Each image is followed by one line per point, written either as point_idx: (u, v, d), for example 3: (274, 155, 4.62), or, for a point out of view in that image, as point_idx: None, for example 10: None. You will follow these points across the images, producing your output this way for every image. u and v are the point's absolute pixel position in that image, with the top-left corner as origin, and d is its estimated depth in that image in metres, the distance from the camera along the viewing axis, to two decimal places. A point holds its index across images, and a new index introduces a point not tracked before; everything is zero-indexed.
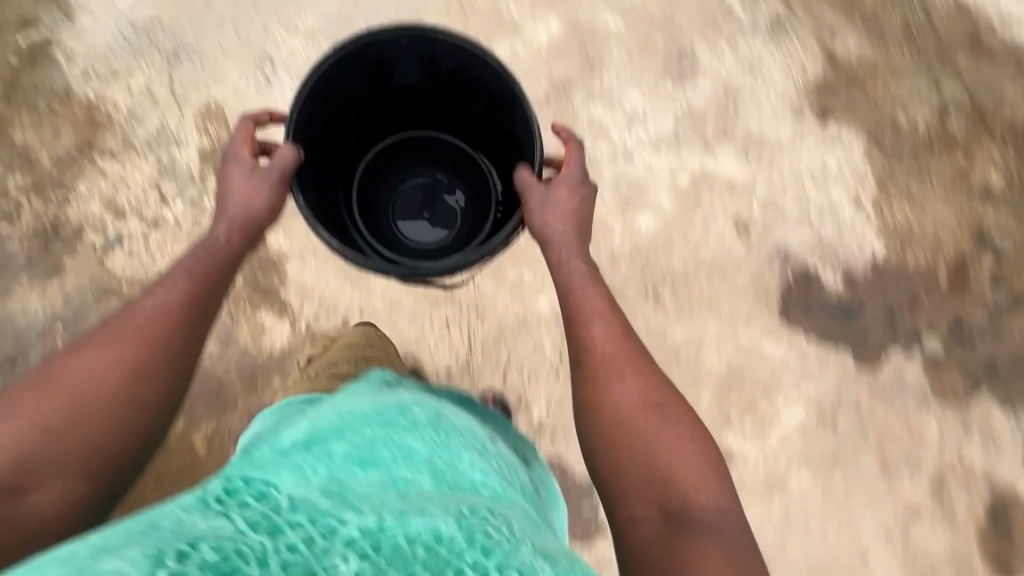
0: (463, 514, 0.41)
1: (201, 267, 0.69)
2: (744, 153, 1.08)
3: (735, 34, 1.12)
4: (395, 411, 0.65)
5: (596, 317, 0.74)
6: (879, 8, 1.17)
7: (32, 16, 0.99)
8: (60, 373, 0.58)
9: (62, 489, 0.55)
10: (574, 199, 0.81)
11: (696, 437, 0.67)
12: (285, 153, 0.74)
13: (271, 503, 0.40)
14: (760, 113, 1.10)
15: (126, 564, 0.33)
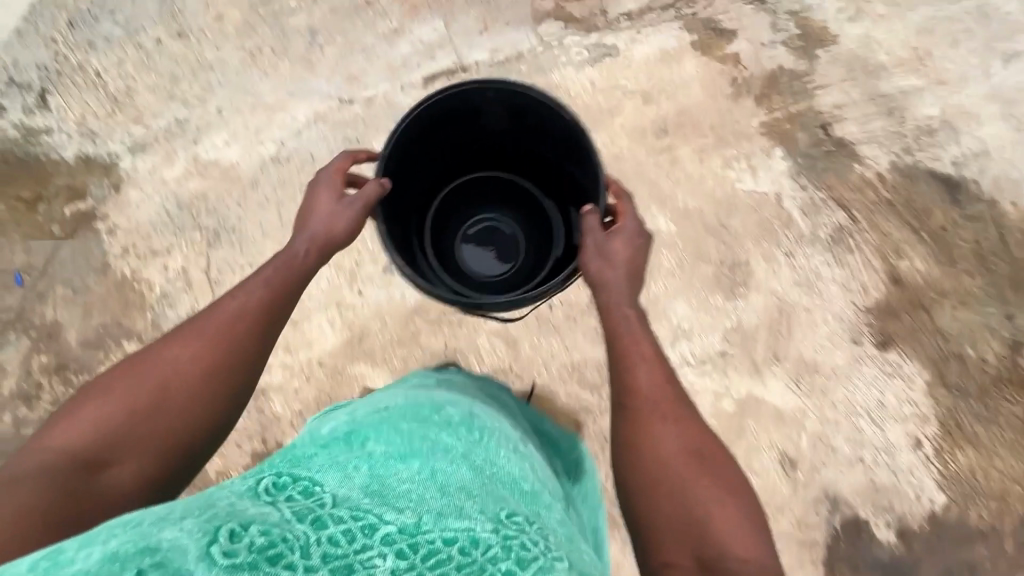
0: (500, 523, 0.47)
1: (281, 277, 0.68)
2: (795, 381, 1.01)
3: (792, 246, 1.07)
4: (430, 409, 0.66)
5: (642, 361, 0.70)
6: (948, 225, 1.10)
7: (82, 187, 0.99)
8: (144, 364, 0.59)
9: (133, 469, 0.55)
10: (628, 248, 0.77)
11: (734, 491, 0.63)
12: (369, 189, 0.75)
13: (315, 500, 0.44)
14: (814, 336, 1.03)
15: (187, 539, 0.37)
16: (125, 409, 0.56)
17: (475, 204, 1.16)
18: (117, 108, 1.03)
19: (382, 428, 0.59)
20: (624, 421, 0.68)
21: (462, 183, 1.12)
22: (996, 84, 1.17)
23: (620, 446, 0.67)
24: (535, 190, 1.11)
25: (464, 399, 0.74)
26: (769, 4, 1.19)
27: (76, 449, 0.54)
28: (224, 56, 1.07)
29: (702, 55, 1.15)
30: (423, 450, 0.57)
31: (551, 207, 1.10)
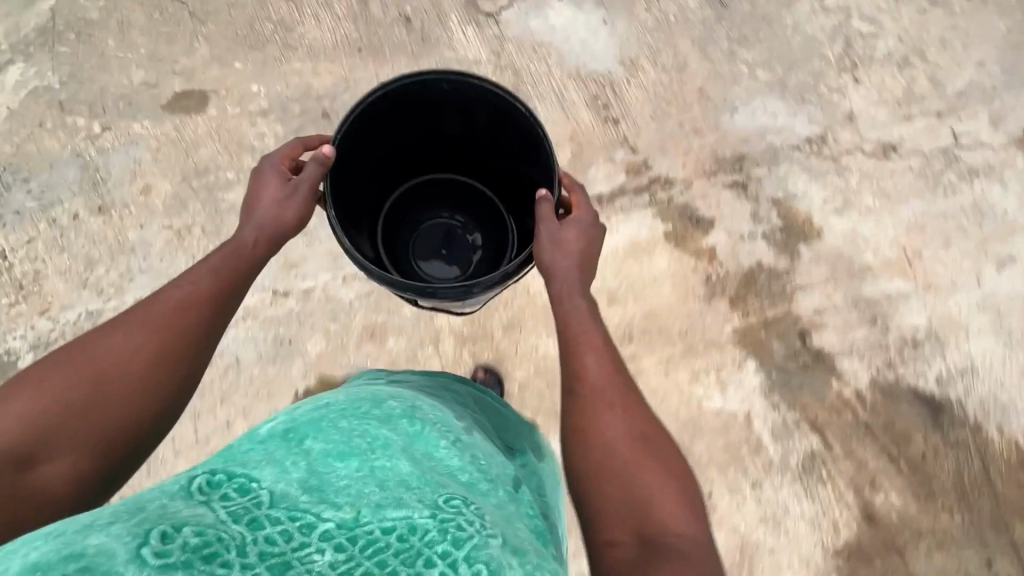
0: (436, 507, 0.41)
1: (231, 264, 0.65)
2: None
3: (760, 475, 0.99)
4: (370, 403, 0.58)
5: (587, 348, 0.70)
6: (929, 453, 1.02)
7: None
8: (78, 357, 0.54)
9: (70, 465, 0.51)
10: (583, 237, 0.79)
11: (674, 470, 0.62)
12: (312, 168, 0.72)
13: (251, 498, 0.38)
14: None
15: (116, 543, 0.32)
16: (59, 402, 0.52)
17: (430, 205, 1.15)
18: (22, 296, 0.93)
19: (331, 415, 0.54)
20: (575, 406, 0.66)
21: (419, 183, 1.12)
22: (987, 290, 1.09)
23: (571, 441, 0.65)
24: (488, 193, 1.11)
25: (412, 394, 0.65)
26: (750, 189, 1.10)
27: (3, 446, 0.49)
28: (148, 235, 0.97)
29: (675, 246, 1.07)
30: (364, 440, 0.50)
31: (503, 210, 1.10)
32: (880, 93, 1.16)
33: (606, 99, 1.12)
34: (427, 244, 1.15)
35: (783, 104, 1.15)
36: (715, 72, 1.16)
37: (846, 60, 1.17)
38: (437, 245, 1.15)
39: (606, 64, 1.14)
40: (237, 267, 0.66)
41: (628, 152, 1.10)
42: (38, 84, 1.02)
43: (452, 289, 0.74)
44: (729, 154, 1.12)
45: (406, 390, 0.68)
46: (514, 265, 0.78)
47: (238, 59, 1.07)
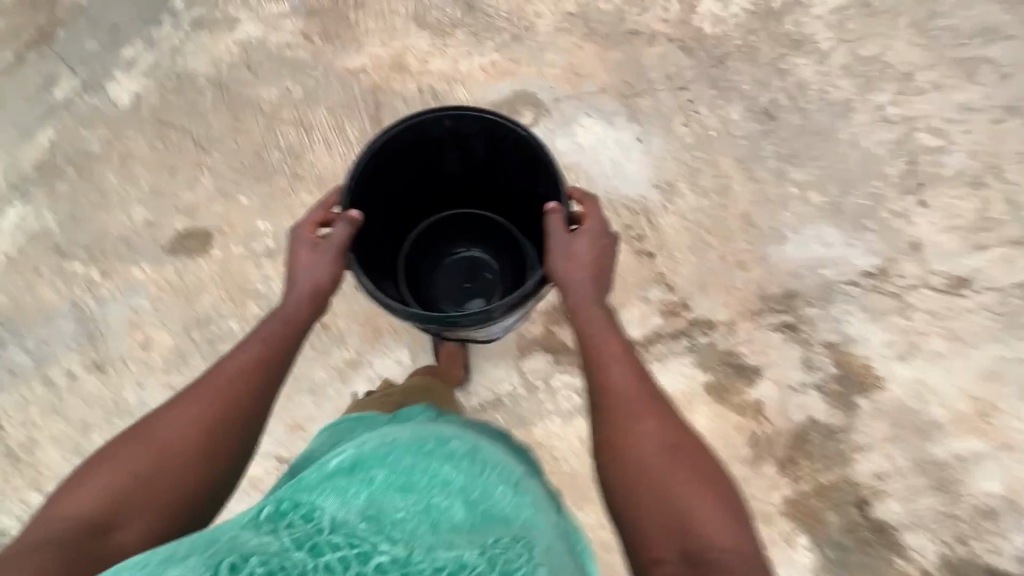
0: (484, 547, 0.50)
1: (275, 335, 0.69)
2: None
3: None
4: (436, 440, 0.64)
5: (614, 359, 0.69)
6: None
7: None
8: (143, 431, 0.58)
9: (142, 530, 0.54)
10: (594, 247, 0.77)
11: (706, 473, 0.60)
12: (342, 229, 0.76)
13: (313, 527, 0.49)
14: None
15: (194, 571, 0.43)
16: (129, 475, 0.56)
17: (447, 242, 1.14)
18: (17, 468, 0.89)
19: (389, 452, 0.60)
20: (604, 425, 0.65)
21: (433, 222, 1.11)
22: None
23: (608, 465, 0.63)
24: (500, 220, 1.10)
25: (469, 432, 0.70)
26: (801, 332, 0.99)
27: (83, 518, 0.52)
28: (147, 396, 0.91)
29: (715, 399, 0.97)
30: (426, 473, 0.59)
31: (519, 235, 1.08)
32: (949, 218, 1.04)
33: (639, 230, 1.02)
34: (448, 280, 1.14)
35: (839, 233, 1.03)
36: (762, 196, 1.05)
37: (910, 179, 1.05)
38: (461, 281, 1.15)
39: (640, 187, 1.04)
40: (284, 341, 0.70)
41: (665, 290, 1.00)
42: (36, 227, 0.97)
43: (471, 317, 0.77)
44: (777, 292, 1.01)
45: (468, 424, 0.75)
46: (533, 284, 0.80)
47: (243, 192, 1.00)
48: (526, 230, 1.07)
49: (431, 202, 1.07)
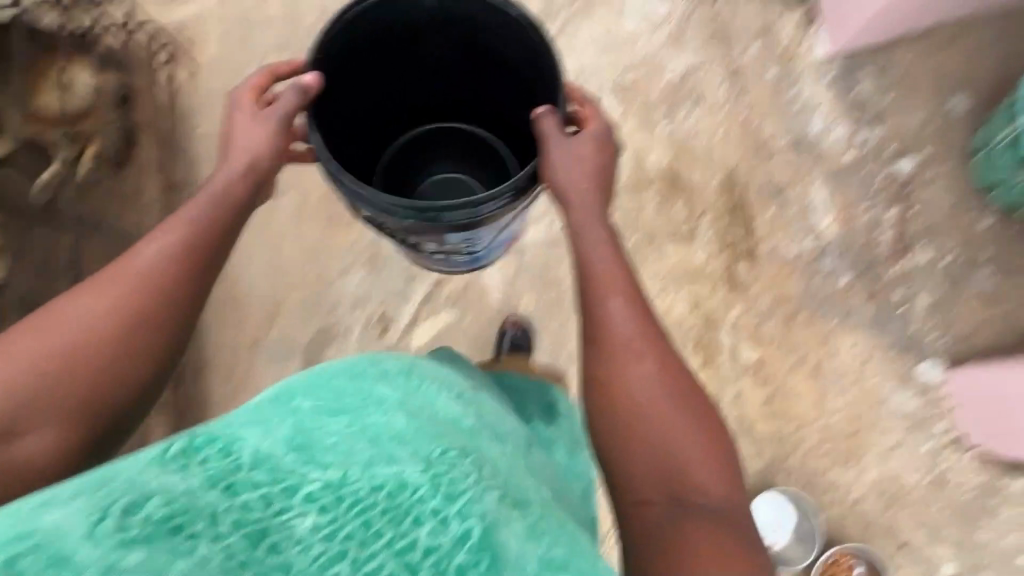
0: (431, 462, 0.44)
1: (205, 222, 0.60)
2: None
3: None
4: (365, 362, 0.59)
5: (614, 292, 0.62)
6: None
7: None
8: (56, 319, 0.53)
9: (58, 432, 0.51)
10: (596, 157, 0.66)
11: (715, 425, 0.58)
12: (290, 96, 0.64)
13: (231, 462, 0.40)
14: None
15: (71, 520, 0.34)
16: (30, 367, 0.51)
17: (428, 161, 0.92)
18: None
19: (321, 386, 0.53)
20: (597, 360, 0.61)
21: (408, 140, 0.90)
22: None
23: (597, 401, 0.60)
24: (488, 138, 0.88)
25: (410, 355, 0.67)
26: None
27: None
28: None
29: None
30: (354, 400, 0.51)
31: (508, 160, 0.87)
32: None
33: None
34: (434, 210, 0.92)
35: None
36: None
37: None
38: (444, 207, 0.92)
39: None
40: (207, 245, 0.59)
41: None
42: None
43: (456, 217, 0.62)
44: None
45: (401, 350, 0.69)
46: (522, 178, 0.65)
47: None
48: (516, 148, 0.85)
49: (412, 120, 0.88)
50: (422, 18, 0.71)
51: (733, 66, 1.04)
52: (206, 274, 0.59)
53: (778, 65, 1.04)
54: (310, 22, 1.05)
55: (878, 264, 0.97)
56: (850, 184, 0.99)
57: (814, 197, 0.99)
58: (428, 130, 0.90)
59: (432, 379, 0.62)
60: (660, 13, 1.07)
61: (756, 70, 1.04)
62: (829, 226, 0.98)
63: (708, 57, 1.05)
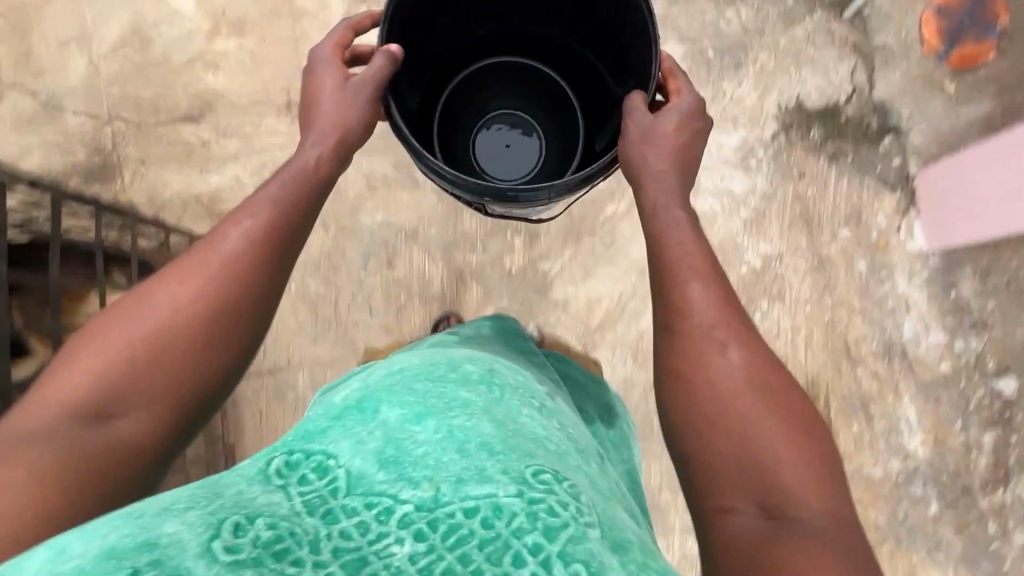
0: (528, 484, 0.39)
1: (290, 196, 0.58)
2: None
3: None
4: (446, 366, 0.59)
5: (694, 275, 0.57)
6: None
7: None
8: (139, 307, 0.51)
9: (146, 418, 0.49)
10: (683, 128, 0.66)
11: (802, 425, 0.50)
12: (380, 63, 0.65)
13: (328, 484, 0.40)
14: None
15: (186, 531, 0.34)
16: (118, 360, 0.49)
17: (484, 101, 1.00)
18: None
19: (404, 388, 0.54)
20: (673, 346, 0.55)
21: (467, 78, 0.96)
22: None
23: (675, 394, 0.54)
24: (549, 72, 0.96)
25: (486, 355, 0.66)
26: None
27: (78, 405, 0.47)
28: None
29: None
30: (442, 404, 0.50)
31: (574, 103, 0.96)
32: None
33: None
34: (496, 145, 1.01)
35: None
36: None
37: None
38: (502, 146, 1.01)
39: None
40: (288, 228, 0.58)
41: None
42: None
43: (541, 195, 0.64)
44: None
45: (478, 351, 0.69)
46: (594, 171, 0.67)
47: None
48: (583, 96, 0.94)
49: (474, 57, 0.93)
50: None
51: (818, 256, 0.95)
52: (285, 260, 0.57)
53: (867, 256, 0.95)
54: (355, 194, 0.97)
55: (970, 492, 0.89)
56: (941, 398, 0.91)
57: (902, 413, 0.92)
58: (485, 61, 0.95)
59: (514, 389, 0.58)
60: (737, 191, 0.97)
61: (842, 261, 0.95)
62: (918, 445, 0.91)
63: (791, 245, 0.96)
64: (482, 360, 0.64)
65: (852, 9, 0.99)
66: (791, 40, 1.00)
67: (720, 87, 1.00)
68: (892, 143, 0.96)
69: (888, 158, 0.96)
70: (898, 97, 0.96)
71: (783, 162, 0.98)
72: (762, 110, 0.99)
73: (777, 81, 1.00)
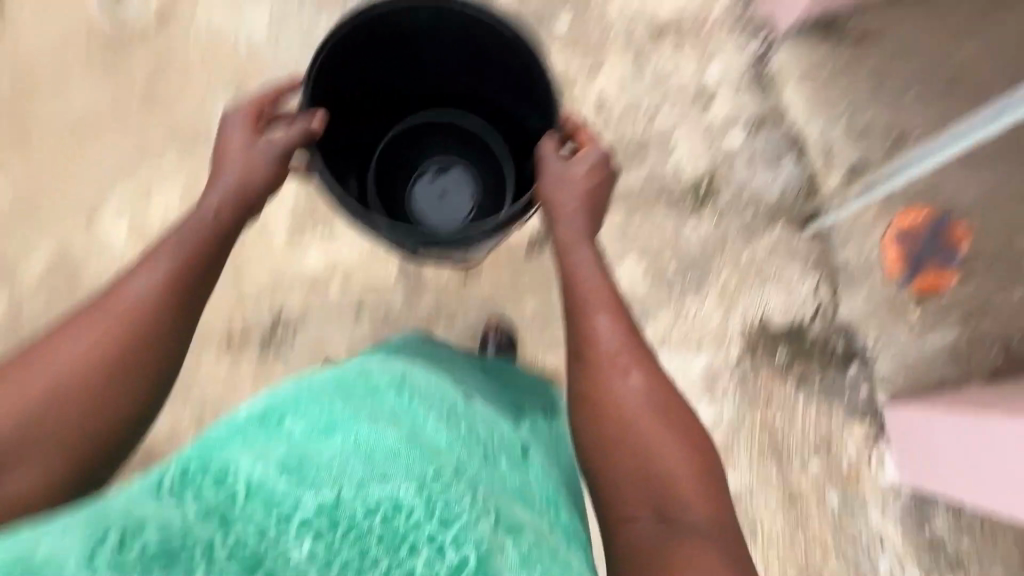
0: (424, 483, 0.45)
1: (194, 248, 0.61)
2: None
3: None
4: (356, 378, 0.57)
5: (600, 309, 0.62)
6: None
7: None
8: (41, 359, 0.53)
9: (56, 457, 0.52)
10: (589, 179, 0.68)
11: (691, 435, 0.58)
12: (299, 126, 0.66)
13: (225, 493, 0.41)
14: None
15: (75, 544, 0.35)
16: (17, 408, 0.51)
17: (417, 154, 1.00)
18: None
19: (311, 399, 0.52)
20: (584, 375, 0.60)
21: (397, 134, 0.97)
22: None
23: (585, 418, 0.60)
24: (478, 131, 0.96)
25: (400, 362, 0.64)
26: None
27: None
28: None
29: None
30: (349, 412, 0.50)
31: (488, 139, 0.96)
32: None
33: None
34: (431, 201, 1.00)
35: None
36: None
37: None
38: (437, 194, 1.00)
39: None
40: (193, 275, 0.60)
41: None
42: None
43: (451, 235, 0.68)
44: None
45: (401, 359, 0.67)
46: (512, 212, 0.69)
47: None
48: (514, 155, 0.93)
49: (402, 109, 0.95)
50: (417, 25, 0.78)
51: (788, 491, 0.92)
52: (193, 307, 0.60)
53: (839, 490, 0.92)
54: None
55: None
56: None
57: None
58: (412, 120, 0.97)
59: (428, 392, 0.59)
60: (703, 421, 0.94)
61: (814, 496, 0.92)
62: None
63: (760, 479, 0.93)
64: (394, 365, 0.63)
65: (814, 223, 0.96)
66: (752, 256, 0.98)
67: (681, 307, 0.97)
68: (858, 371, 0.93)
69: (856, 387, 0.93)
70: (863, 322, 0.94)
71: (749, 388, 0.95)
72: (726, 332, 0.96)
73: (740, 300, 0.97)
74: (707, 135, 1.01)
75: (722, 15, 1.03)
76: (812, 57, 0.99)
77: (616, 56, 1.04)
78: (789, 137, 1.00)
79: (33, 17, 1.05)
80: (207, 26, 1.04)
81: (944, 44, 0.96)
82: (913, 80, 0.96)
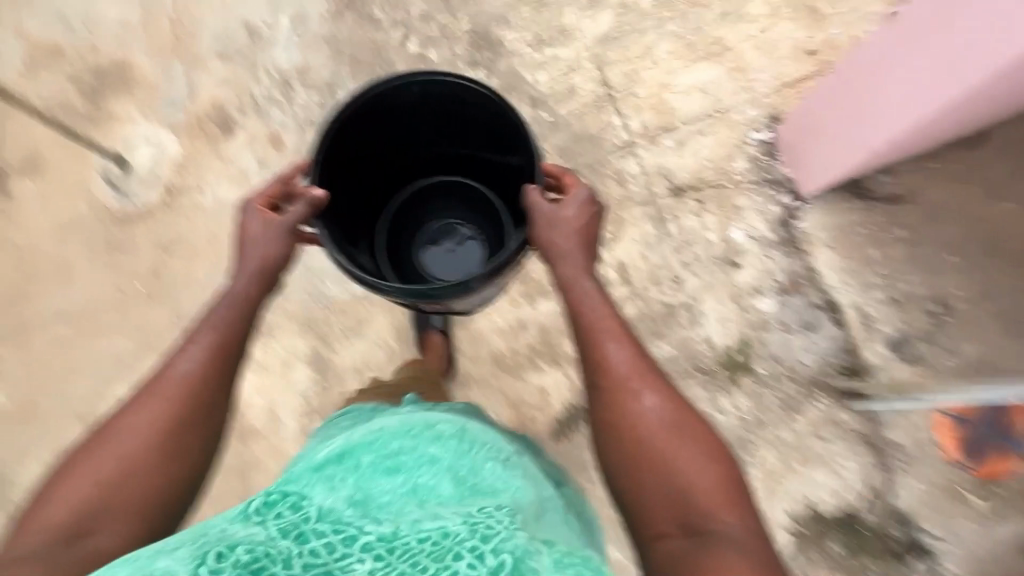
0: (471, 514, 0.46)
1: (235, 316, 0.59)
2: None
3: None
4: (422, 425, 0.59)
5: (607, 338, 0.58)
6: None
7: None
8: (105, 441, 0.53)
9: (119, 532, 0.51)
10: (581, 219, 0.62)
11: (714, 448, 0.54)
12: (299, 211, 0.62)
13: (300, 515, 0.45)
14: None
15: (177, 563, 0.39)
16: (78, 499, 0.50)
17: (424, 218, 0.92)
18: None
19: (382, 438, 0.57)
20: (604, 404, 0.56)
21: (402, 202, 0.89)
22: None
23: (605, 442, 0.56)
24: (480, 189, 0.87)
25: (458, 414, 0.65)
26: None
27: (54, 529, 0.49)
28: None
29: None
30: (413, 459, 0.54)
31: (499, 208, 0.87)
32: None
33: None
34: (443, 258, 0.93)
35: None
36: None
37: None
38: (447, 250, 0.93)
39: None
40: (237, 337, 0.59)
41: None
42: None
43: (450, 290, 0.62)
44: None
45: (462, 413, 0.68)
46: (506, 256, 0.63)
47: None
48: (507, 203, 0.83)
49: (406, 178, 0.86)
50: (407, 100, 0.71)
51: None
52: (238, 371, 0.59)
53: None
54: None
55: None
56: None
57: None
58: (415, 186, 0.88)
59: (491, 447, 0.60)
60: None
61: None
62: None
63: None
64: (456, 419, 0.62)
65: (862, 403, 0.90)
66: (795, 434, 0.91)
67: None
68: (921, 568, 0.86)
69: None
70: (919, 509, 0.87)
71: None
72: (772, 521, 0.89)
73: (785, 484, 0.90)
74: (736, 301, 0.96)
75: (743, 174, 1.01)
76: (839, 219, 0.95)
77: (637, 219, 1.00)
78: (823, 301, 0.94)
79: (38, 204, 1.00)
80: (214, 200, 1.00)
81: (981, 205, 0.92)
82: (949, 245, 0.91)
